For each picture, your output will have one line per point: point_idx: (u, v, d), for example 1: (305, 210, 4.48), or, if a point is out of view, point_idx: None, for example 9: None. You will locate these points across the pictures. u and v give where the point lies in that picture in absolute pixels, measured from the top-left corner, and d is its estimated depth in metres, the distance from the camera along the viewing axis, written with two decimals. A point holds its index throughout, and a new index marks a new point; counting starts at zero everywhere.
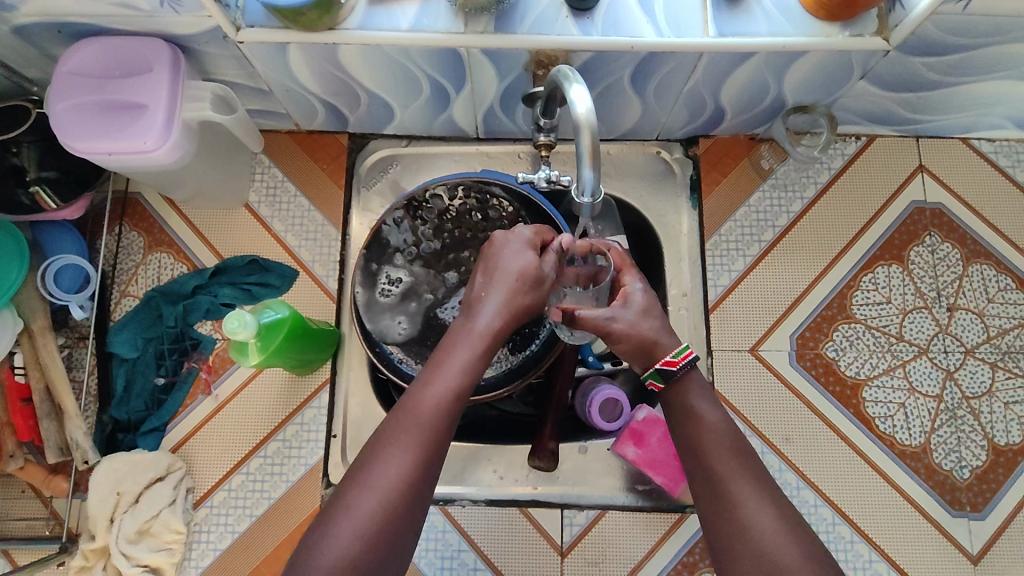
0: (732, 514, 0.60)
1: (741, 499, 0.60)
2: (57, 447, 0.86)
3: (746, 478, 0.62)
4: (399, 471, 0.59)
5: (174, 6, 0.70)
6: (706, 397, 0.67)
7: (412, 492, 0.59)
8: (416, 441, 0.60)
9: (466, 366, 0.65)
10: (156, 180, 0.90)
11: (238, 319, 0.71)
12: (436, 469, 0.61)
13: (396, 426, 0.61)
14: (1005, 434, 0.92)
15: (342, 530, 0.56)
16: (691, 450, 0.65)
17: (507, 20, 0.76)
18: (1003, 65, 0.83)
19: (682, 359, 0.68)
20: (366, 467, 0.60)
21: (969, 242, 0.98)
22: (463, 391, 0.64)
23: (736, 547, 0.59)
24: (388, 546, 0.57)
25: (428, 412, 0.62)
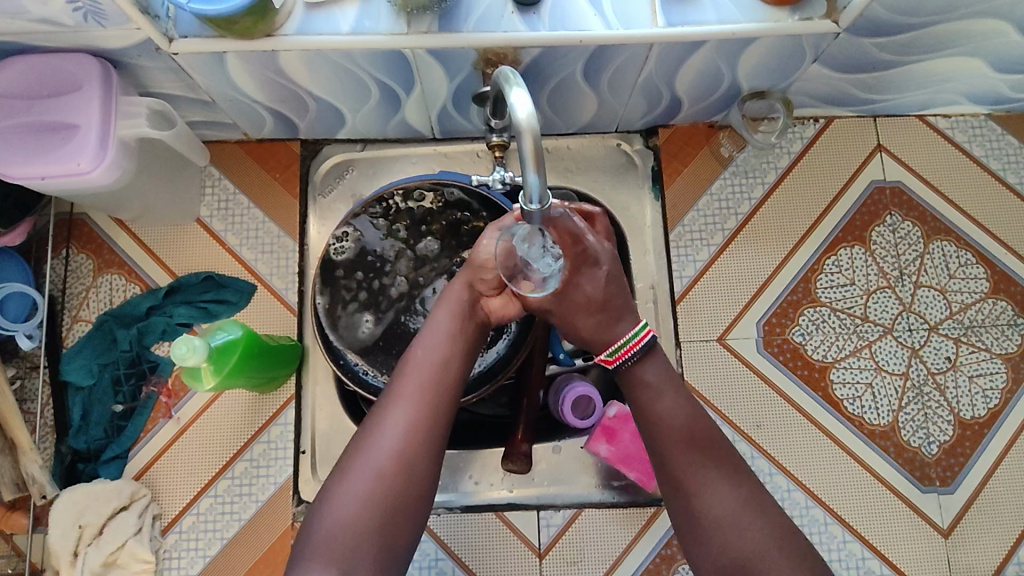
0: (696, 508, 0.63)
1: (702, 492, 0.63)
2: (12, 482, 0.83)
3: (708, 471, 0.64)
4: (400, 424, 0.63)
5: (99, 19, 0.67)
6: (661, 387, 0.67)
7: (415, 442, 0.63)
8: (413, 398, 0.65)
9: (448, 328, 0.69)
10: (101, 201, 0.87)
11: (186, 344, 0.69)
12: (437, 429, 0.65)
13: (390, 392, 0.66)
14: (971, 407, 0.93)
15: (352, 486, 0.61)
16: (652, 444, 0.67)
17: (451, 19, 0.74)
18: (954, 42, 0.82)
19: (617, 358, 0.68)
20: (366, 430, 0.64)
21: (929, 219, 0.98)
22: (448, 351, 0.68)
23: (703, 539, 0.62)
24: (402, 497, 0.61)
25: (417, 374, 0.66)
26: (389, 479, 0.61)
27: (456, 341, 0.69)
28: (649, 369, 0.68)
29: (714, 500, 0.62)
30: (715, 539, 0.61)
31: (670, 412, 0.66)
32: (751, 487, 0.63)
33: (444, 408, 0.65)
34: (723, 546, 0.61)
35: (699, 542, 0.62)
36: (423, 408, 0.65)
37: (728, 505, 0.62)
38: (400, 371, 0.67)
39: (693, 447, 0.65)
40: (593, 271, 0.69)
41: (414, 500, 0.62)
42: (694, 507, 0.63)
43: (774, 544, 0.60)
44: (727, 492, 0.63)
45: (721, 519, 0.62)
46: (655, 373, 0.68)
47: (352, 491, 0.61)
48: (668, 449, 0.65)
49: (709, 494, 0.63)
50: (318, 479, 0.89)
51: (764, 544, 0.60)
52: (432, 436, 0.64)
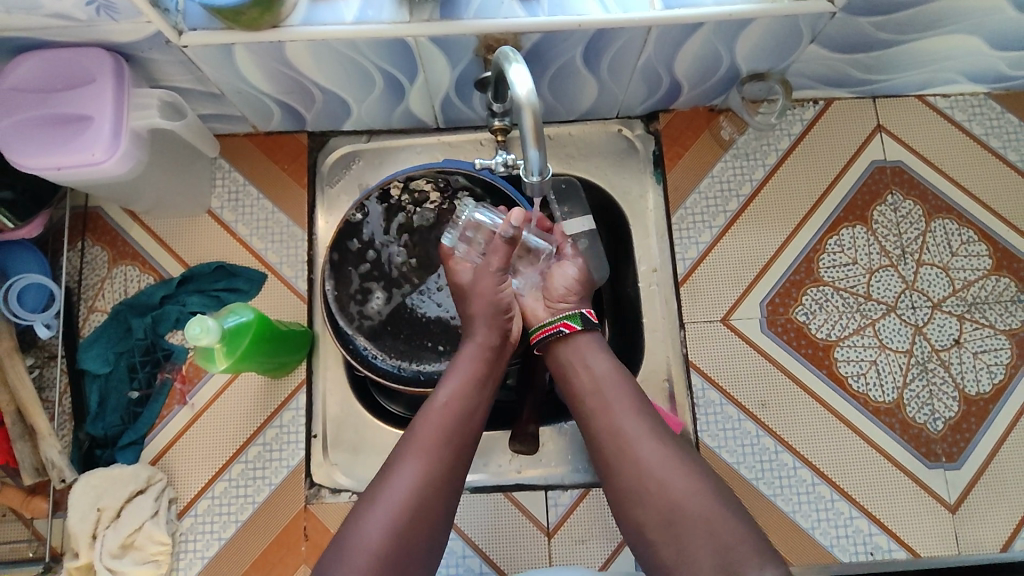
0: (632, 466, 0.67)
1: (632, 442, 0.68)
2: (33, 467, 0.86)
3: (638, 424, 0.69)
4: (413, 475, 0.65)
5: (111, 14, 0.69)
6: (596, 351, 0.75)
7: (433, 489, 0.65)
8: (432, 443, 0.67)
9: (471, 376, 0.73)
10: (114, 192, 0.89)
11: (200, 325, 0.71)
12: (448, 484, 0.66)
13: (406, 440, 0.68)
14: (976, 383, 0.94)
15: (369, 531, 0.62)
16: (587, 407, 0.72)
17: (452, 7, 0.76)
18: (951, 19, 0.83)
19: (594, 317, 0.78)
20: (386, 474, 0.66)
21: (929, 197, 0.99)
22: (470, 399, 0.71)
23: (635, 486, 0.66)
24: (413, 545, 0.63)
25: (433, 424, 0.69)
26: (403, 529, 0.63)
27: (474, 392, 0.72)
28: (581, 340, 0.76)
29: (645, 452, 0.67)
30: (646, 485, 0.65)
31: (603, 377, 0.72)
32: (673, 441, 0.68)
33: (462, 456, 0.68)
34: (657, 494, 0.65)
35: (631, 493, 0.66)
36: (441, 454, 0.67)
37: (656, 454, 0.67)
38: (418, 419, 0.70)
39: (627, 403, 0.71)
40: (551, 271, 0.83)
41: (423, 550, 0.63)
42: (628, 455, 0.67)
43: (698, 485, 0.65)
44: (656, 442, 0.68)
45: (649, 466, 0.66)
46: (584, 352, 0.75)
47: (369, 535, 0.62)
48: (605, 405, 0.71)
49: (635, 442, 0.68)
50: (330, 462, 0.91)
51: (690, 491, 0.64)
52: (444, 488, 0.66)
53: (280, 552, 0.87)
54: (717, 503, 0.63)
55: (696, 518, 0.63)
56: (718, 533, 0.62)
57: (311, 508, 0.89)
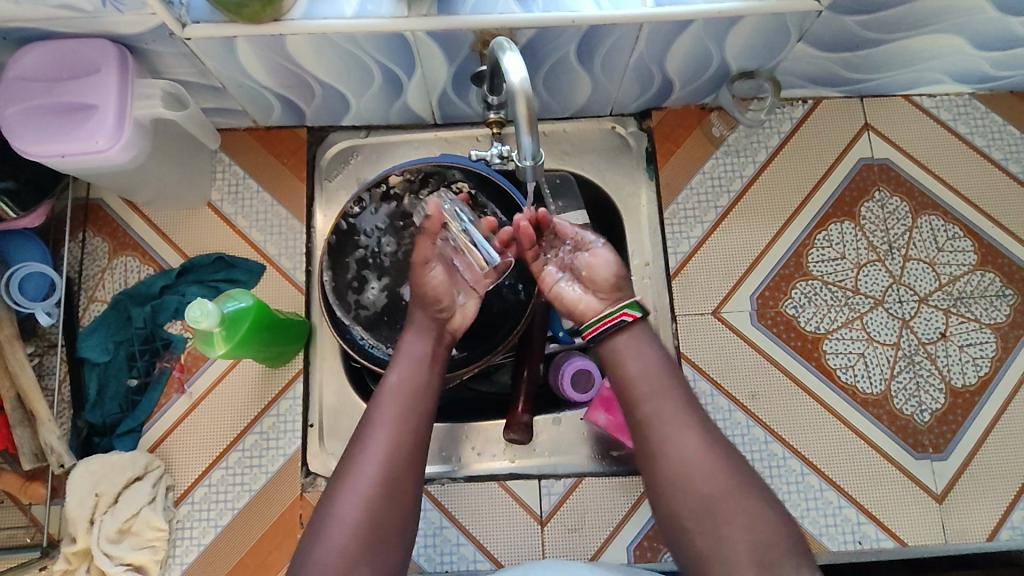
0: (680, 463, 0.67)
1: (678, 438, 0.68)
2: (32, 453, 0.86)
3: (681, 420, 0.69)
4: (378, 451, 0.67)
5: (117, 5, 0.71)
6: (640, 343, 0.74)
7: (395, 466, 0.67)
8: (388, 420, 0.69)
9: (421, 354, 0.74)
10: (116, 182, 0.91)
11: (200, 308, 0.73)
12: (412, 458, 0.68)
13: (367, 418, 0.70)
14: (962, 375, 0.95)
15: (342, 510, 0.65)
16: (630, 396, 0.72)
17: (450, 2, 0.78)
18: (934, 19, 0.85)
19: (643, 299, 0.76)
20: (352, 453, 0.68)
21: (916, 194, 1.01)
22: (421, 377, 0.73)
23: (678, 484, 0.67)
24: (388, 521, 0.65)
25: (391, 402, 0.70)
26: (373, 505, 0.65)
27: (428, 368, 0.74)
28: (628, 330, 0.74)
29: (693, 450, 0.67)
30: (690, 482, 0.66)
31: (649, 369, 0.72)
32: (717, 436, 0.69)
33: (419, 430, 0.70)
34: (695, 490, 0.66)
35: (673, 484, 0.67)
36: (398, 431, 0.69)
37: (700, 450, 0.68)
38: (377, 397, 0.71)
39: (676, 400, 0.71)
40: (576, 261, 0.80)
41: (398, 524, 0.66)
42: (674, 454, 0.68)
43: (737, 482, 0.66)
44: (699, 439, 0.68)
45: (694, 461, 0.67)
46: (633, 341, 0.74)
47: (343, 512, 0.64)
48: (647, 395, 0.71)
49: (681, 441, 0.68)
50: (326, 451, 0.92)
51: (731, 489, 0.66)
52: (409, 462, 0.68)
53: (276, 539, 0.88)
54: (761, 506, 0.65)
55: (741, 520, 0.64)
56: (755, 532, 0.64)
57: (307, 496, 0.90)
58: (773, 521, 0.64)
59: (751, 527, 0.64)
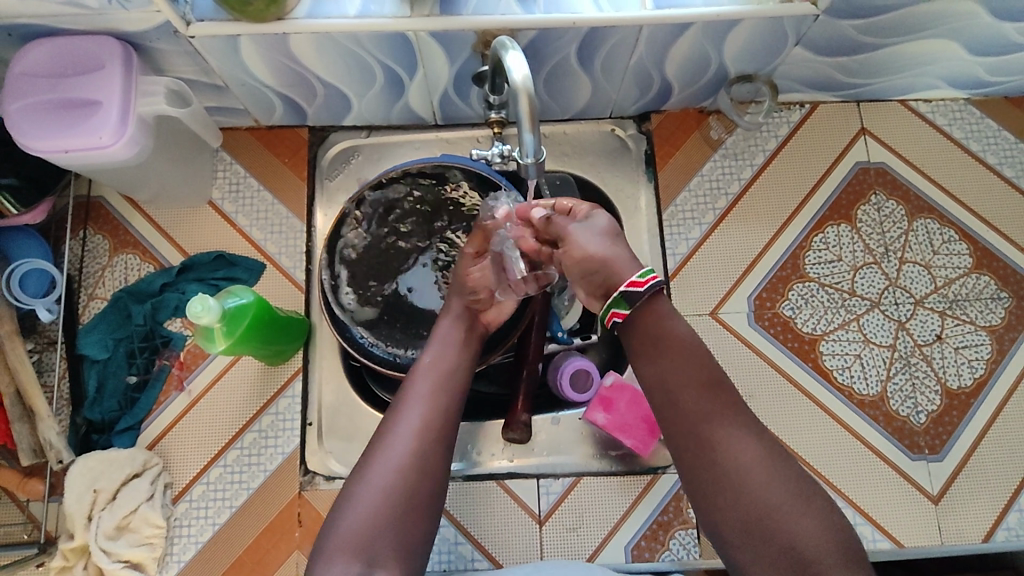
0: (719, 465, 0.62)
1: (720, 439, 0.63)
2: (30, 449, 0.86)
3: (723, 418, 0.64)
4: (412, 424, 0.66)
5: (122, 2, 0.71)
6: (676, 331, 0.67)
7: (427, 442, 0.66)
8: (423, 397, 0.69)
9: (457, 335, 0.75)
10: (118, 179, 0.91)
11: (202, 303, 0.73)
12: (447, 432, 0.68)
13: (401, 395, 0.70)
14: (957, 377, 0.96)
15: (372, 481, 0.63)
16: (665, 390, 0.66)
17: (452, 3, 0.79)
18: (929, 24, 0.86)
19: (647, 281, 0.68)
20: (384, 427, 0.67)
21: (912, 198, 1.02)
22: (456, 357, 0.73)
23: (719, 487, 0.62)
24: (418, 493, 0.64)
25: (426, 378, 0.70)
26: (406, 475, 0.64)
27: (463, 351, 0.74)
28: (660, 317, 0.68)
29: (732, 451, 0.62)
30: (731, 487, 0.61)
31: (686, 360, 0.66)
32: (762, 435, 0.64)
33: (452, 410, 0.69)
34: (741, 496, 0.61)
35: (715, 487, 0.62)
36: (433, 408, 0.68)
37: (745, 452, 0.62)
38: (412, 374, 0.72)
39: (711, 395, 0.65)
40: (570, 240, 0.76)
41: (427, 498, 0.64)
42: (713, 454, 0.63)
43: (785, 487, 0.61)
44: (744, 441, 0.63)
45: (739, 464, 0.62)
46: (663, 327, 0.68)
47: (374, 483, 0.63)
48: (685, 390, 0.65)
49: (722, 443, 0.63)
50: (325, 450, 0.92)
51: (780, 495, 0.61)
52: (443, 436, 0.67)
53: (274, 538, 0.88)
54: (806, 510, 0.60)
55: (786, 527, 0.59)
56: (806, 543, 0.59)
57: (305, 494, 0.90)
58: (826, 528, 0.60)
59: (802, 538, 0.59)
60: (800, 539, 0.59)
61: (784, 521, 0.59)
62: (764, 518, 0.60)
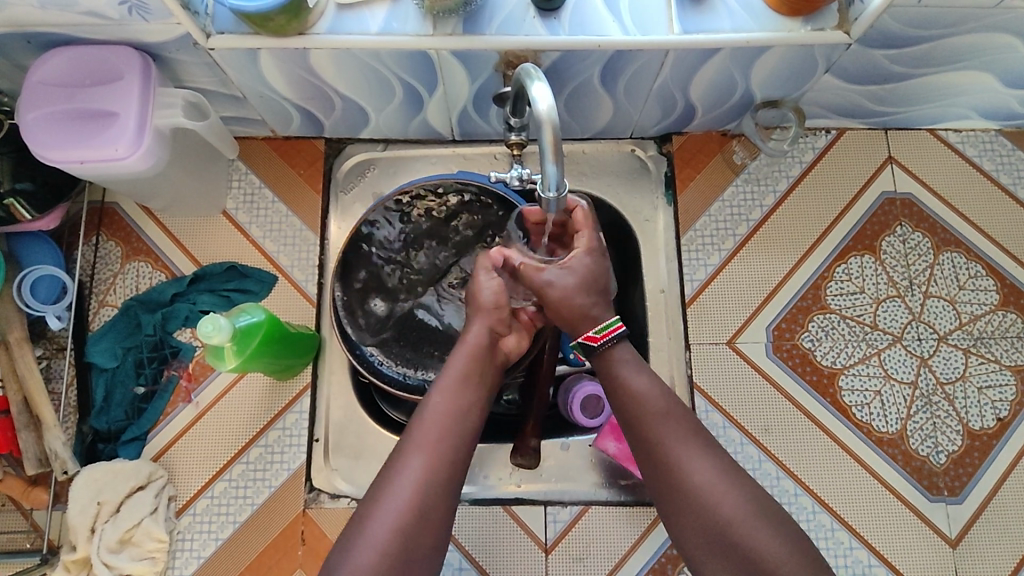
0: (678, 485, 0.64)
1: (678, 464, 0.64)
2: (35, 458, 0.86)
3: (683, 443, 0.65)
4: (413, 477, 0.64)
5: (142, 14, 0.70)
6: (632, 364, 0.70)
7: (431, 496, 0.63)
8: (429, 448, 0.65)
9: (464, 375, 0.70)
10: (132, 189, 0.90)
11: (212, 323, 0.73)
12: (449, 482, 0.65)
13: (405, 440, 0.66)
14: (980, 418, 0.94)
15: (374, 532, 0.61)
16: (626, 420, 0.69)
17: (476, 22, 0.77)
18: (965, 55, 0.84)
19: (603, 335, 0.70)
20: (386, 474, 0.64)
21: (939, 230, 1.00)
22: (464, 401, 0.69)
23: (679, 508, 0.64)
24: (419, 546, 0.62)
25: (430, 425, 0.67)
26: (406, 531, 0.62)
27: (471, 391, 0.70)
28: (621, 348, 0.71)
29: (689, 469, 0.64)
30: (690, 507, 0.63)
31: (645, 392, 0.68)
32: (717, 454, 0.66)
33: (456, 459, 0.66)
34: (703, 521, 0.63)
35: (677, 513, 0.64)
36: (438, 459, 0.65)
37: (700, 470, 0.64)
38: (416, 417, 0.68)
39: (667, 418, 0.67)
40: (601, 261, 0.73)
41: (427, 550, 0.63)
42: (673, 474, 0.64)
43: (749, 512, 0.62)
44: (700, 459, 0.65)
45: (694, 483, 0.63)
46: (625, 358, 0.70)
47: (375, 535, 0.61)
48: (644, 420, 0.67)
49: (682, 465, 0.64)
50: (331, 467, 0.91)
51: (736, 507, 0.62)
52: (447, 489, 0.64)
53: (276, 556, 0.87)
54: (765, 525, 0.61)
55: (745, 541, 0.61)
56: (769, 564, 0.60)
57: (309, 512, 0.89)
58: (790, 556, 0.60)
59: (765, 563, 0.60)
60: (759, 553, 0.60)
61: (743, 535, 0.61)
62: (725, 533, 0.62)
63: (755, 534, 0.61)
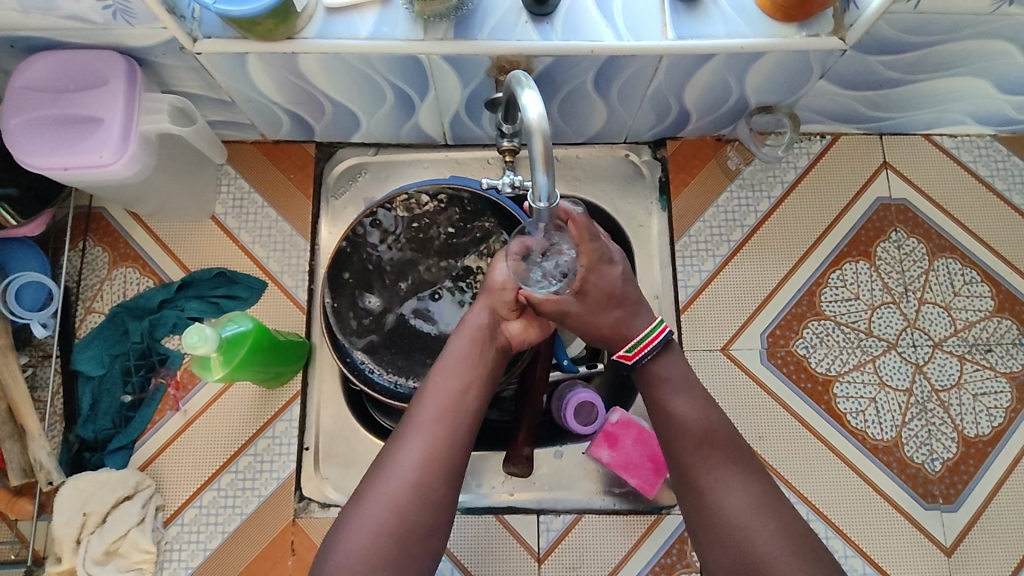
0: (712, 513, 0.64)
1: (714, 492, 0.64)
2: (21, 469, 0.85)
3: (720, 468, 0.65)
4: (412, 455, 0.64)
5: (127, 18, 0.69)
6: (676, 387, 0.69)
7: (428, 474, 0.64)
8: (427, 426, 0.66)
9: (465, 355, 0.70)
10: (120, 195, 0.89)
11: (197, 333, 0.71)
12: (446, 462, 0.65)
13: (406, 420, 0.67)
14: (975, 426, 0.93)
15: (372, 510, 0.62)
16: (666, 443, 0.68)
17: (467, 27, 0.76)
18: (960, 61, 0.83)
19: (638, 352, 0.70)
20: (386, 454, 0.66)
21: (934, 236, 0.99)
22: (463, 380, 0.69)
23: (711, 535, 0.63)
24: (417, 524, 0.62)
25: (429, 405, 0.67)
26: (403, 510, 0.62)
27: (471, 370, 0.70)
28: (668, 366, 0.70)
29: (723, 499, 0.64)
30: (723, 536, 0.63)
31: (688, 411, 0.68)
32: (755, 483, 0.65)
33: (456, 438, 0.66)
34: (733, 548, 0.62)
35: (707, 535, 0.64)
36: (437, 438, 0.65)
37: (735, 500, 0.63)
38: (418, 398, 0.69)
39: (705, 445, 0.66)
40: (611, 270, 0.72)
41: (427, 529, 0.63)
42: (707, 502, 0.64)
43: (781, 546, 0.61)
44: (735, 489, 0.64)
45: (728, 513, 0.63)
46: (671, 377, 0.70)
47: (373, 513, 0.62)
48: (682, 445, 0.67)
49: (717, 494, 0.64)
50: (321, 476, 0.90)
51: (769, 541, 0.61)
52: (445, 468, 0.65)
53: (266, 566, 0.86)
54: (796, 560, 0.60)
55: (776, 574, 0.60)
56: None
57: (299, 522, 0.88)
58: None
59: None
60: None
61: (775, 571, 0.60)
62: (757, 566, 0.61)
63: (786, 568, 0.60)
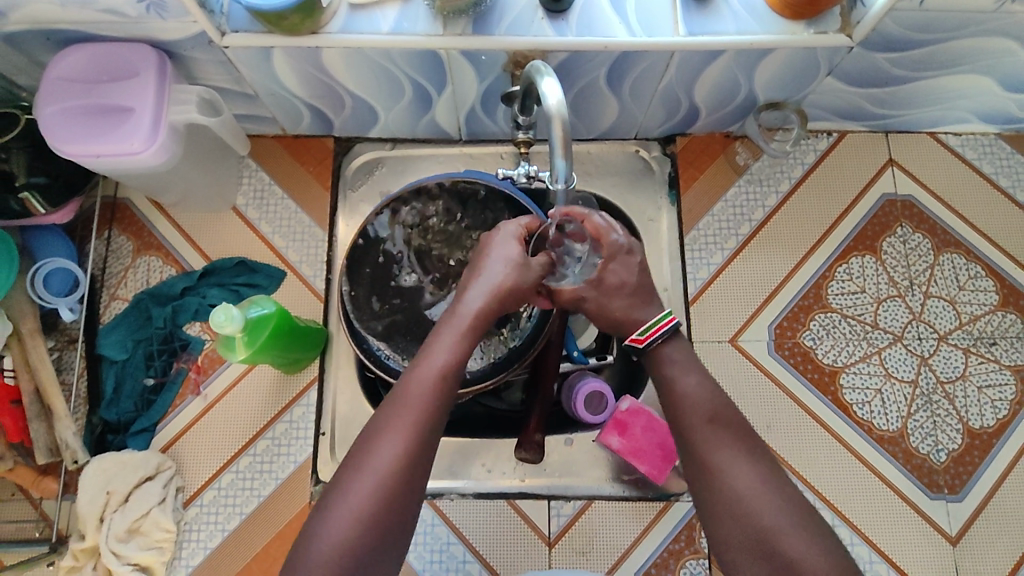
0: (719, 491, 0.60)
1: (721, 469, 0.61)
2: (46, 447, 0.88)
3: (727, 445, 0.62)
4: (396, 444, 0.58)
5: (160, 12, 0.72)
6: (682, 365, 0.67)
7: (415, 465, 0.58)
8: (415, 413, 0.59)
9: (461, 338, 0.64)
10: (145, 183, 0.92)
11: (224, 313, 0.74)
12: (432, 451, 0.59)
13: (391, 403, 0.60)
14: (980, 417, 0.94)
15: (351, 499, 0.56)
16: (671, 421, 0.65)
17: (485, 23, 0.79)
18: (965, 59, 0.86)
19: (648, 335, 0.68)
20: (367, 438, 0.59)
21: (939, 232, 1.01)
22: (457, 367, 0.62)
23: (718, 513, 0.60)
24: (397, 516, 0.57)
25: (419, 389, 0.60)
26: (384, 501, 0.56)
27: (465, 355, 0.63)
28: (674, 348, 0.68)
29: (730, 475, 0.61)
30: (731, 513, 0.59)
31: (691, 390, 0.65)
32: (762, 461, 0.62)
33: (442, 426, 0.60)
34: (739, 527, 0.59)
35: (713, 517, 0.61)
36: (424, 426, 0.59)
37: (744, 476, 0.60)
38: (405, 380, 0.61)
39: (712, 420, 0.63)
40: (628, 258, 0.70)
41: (406, 520, 0.57)
42: (715, 479, 0.61)
43: (791, 524, 0.58)
44: (743, 466, 0.61)
45: (736, 490, 0.60)
46: (674, 358, 0.67)
47: (353, 503, 0.56)
48: (689, 421, 0.64)
49: (723, 471, 0.61)
50: (336, 461, 0.92)
51: (778, 518, 0.58)
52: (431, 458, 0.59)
53: (282, 548, 0.88)
54: (807, 536, 0.58)
55: (787, 552, 0.57)
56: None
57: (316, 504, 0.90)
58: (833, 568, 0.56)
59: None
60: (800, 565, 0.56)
61: (787, 548, 0.57)
62: (766, 544, 0.58)
63: (797, 545, 0.57)
